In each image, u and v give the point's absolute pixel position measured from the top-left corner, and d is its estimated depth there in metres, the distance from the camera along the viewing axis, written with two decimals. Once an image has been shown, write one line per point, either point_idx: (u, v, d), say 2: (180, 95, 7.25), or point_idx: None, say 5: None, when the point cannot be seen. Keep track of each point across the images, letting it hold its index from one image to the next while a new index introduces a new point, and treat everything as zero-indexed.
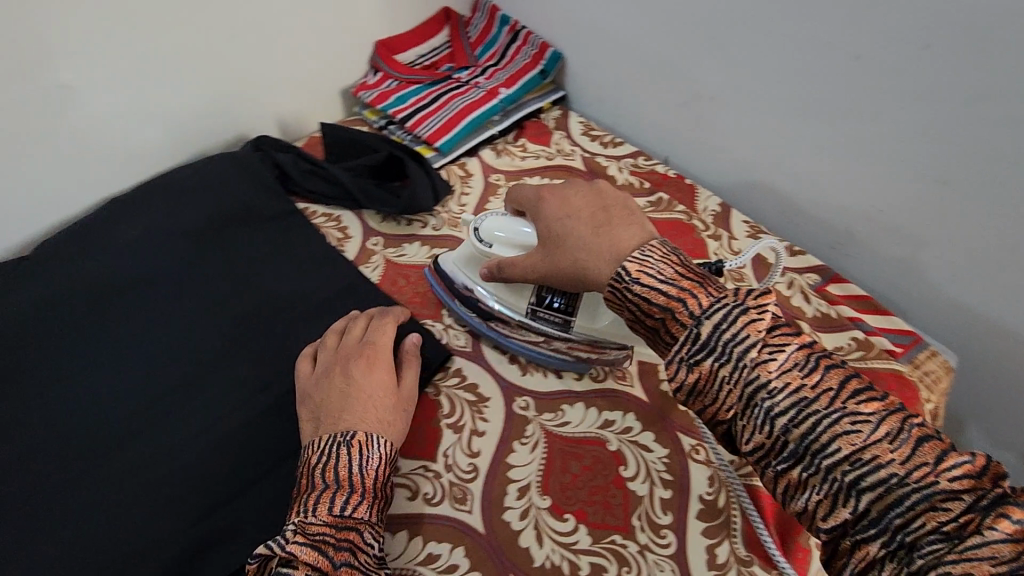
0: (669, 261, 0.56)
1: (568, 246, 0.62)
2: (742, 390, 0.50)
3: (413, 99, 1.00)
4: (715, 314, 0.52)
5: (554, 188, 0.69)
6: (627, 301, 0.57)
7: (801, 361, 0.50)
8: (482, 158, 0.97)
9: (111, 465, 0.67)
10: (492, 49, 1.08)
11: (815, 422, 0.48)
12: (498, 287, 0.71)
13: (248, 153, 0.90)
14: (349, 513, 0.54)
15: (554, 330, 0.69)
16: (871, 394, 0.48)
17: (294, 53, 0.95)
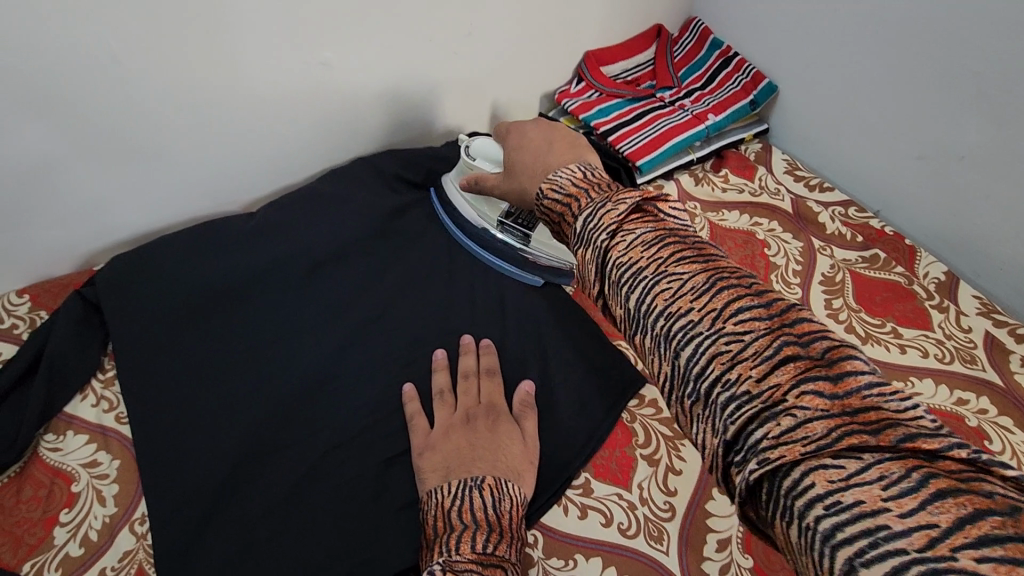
0: (576, 178, 0.54)
1: (516, 167, 0.67)
2: (623, 303, 0.43)
3: (616, 113, 0.99)
4: (590, 213, 0.47)
5: (520, 123, 0.74)
6: (543, 216, 0.56)
7: (699, 285, 0.40)
8: (679, 183, 0.94)
9: (307, 424, 0.67)
10: (699, 71, 1.05)
11: (697, 345, 0.39)
12: (473, 200, 0.81)
13: (459, 145, 0.93)
14: (491, 550, 0.50)
15: (517, 243, 0.79)
16: (778, 321, 0.38)
17: (518, 53, 0.96)
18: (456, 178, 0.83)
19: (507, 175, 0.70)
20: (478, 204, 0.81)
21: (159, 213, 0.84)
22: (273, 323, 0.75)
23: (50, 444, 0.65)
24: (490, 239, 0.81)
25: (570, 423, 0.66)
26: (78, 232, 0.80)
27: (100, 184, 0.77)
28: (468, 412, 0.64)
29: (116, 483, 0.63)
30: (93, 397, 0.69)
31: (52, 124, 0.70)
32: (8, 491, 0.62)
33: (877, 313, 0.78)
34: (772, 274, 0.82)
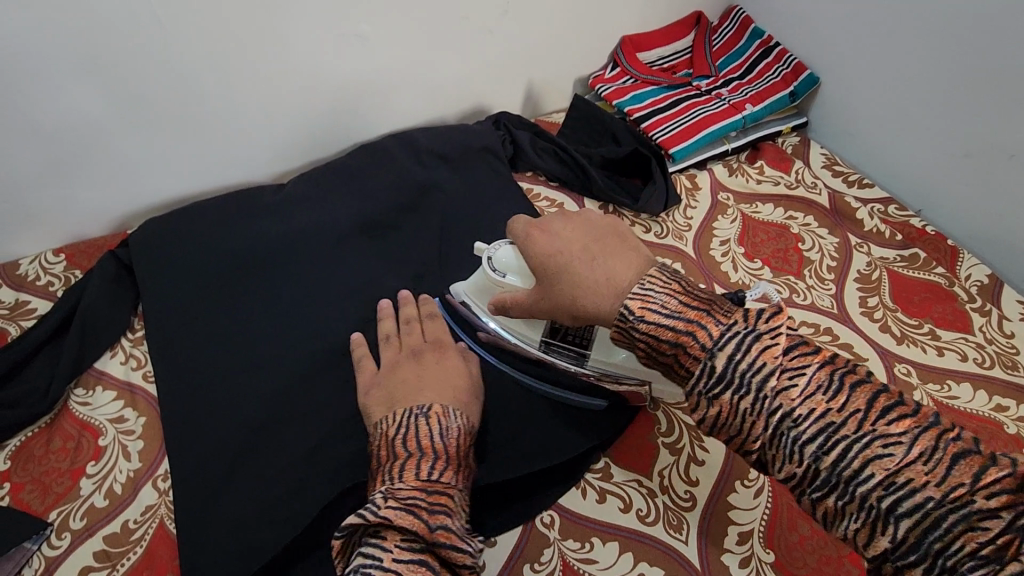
0: (670, 289, 0.50)
1: (564, 279, 0.55)
2: (768, 419, 0.45)
3: (650, 100, 0.97)
4: (729, 345, 0.46)
5: (549, 219, 0.61)
6: (634, 340, 0.51)
7: (824, 383, 0.45)
8: (713, 173, 0.92)
9: (329, 393, 0.67)
10: (738, 60, 1.03)
11: (844, 450, 0.43)
12: (502, 319, 0.64)
13: (491, 124, 0.92)
14: (436, 478, 0.51)
15: (566, 363, 0.63)
16: (903, 410, 0.43)
17: (555, 34, 0.95)
18: (474, 291, 0.67)
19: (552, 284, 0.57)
20: (510, 324, 0.64)
21: (191, 179, 0.85)
22: (299, 293, 0.75)
23: (79, 399, 0.66)
24: (523, 356, 0.65)
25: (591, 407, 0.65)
26: (113, 194, 0.81)
27: (136, 147, 0.78)
28: (416, 349, 0.64)
29: (142, 440, 0.64)
30: (122, 355, 0.70)
31: (93, 83, 0.71)
32: (39, 441, 0.63)
33: (915, 313, 0.75)
34: (805, 269, 0.80)
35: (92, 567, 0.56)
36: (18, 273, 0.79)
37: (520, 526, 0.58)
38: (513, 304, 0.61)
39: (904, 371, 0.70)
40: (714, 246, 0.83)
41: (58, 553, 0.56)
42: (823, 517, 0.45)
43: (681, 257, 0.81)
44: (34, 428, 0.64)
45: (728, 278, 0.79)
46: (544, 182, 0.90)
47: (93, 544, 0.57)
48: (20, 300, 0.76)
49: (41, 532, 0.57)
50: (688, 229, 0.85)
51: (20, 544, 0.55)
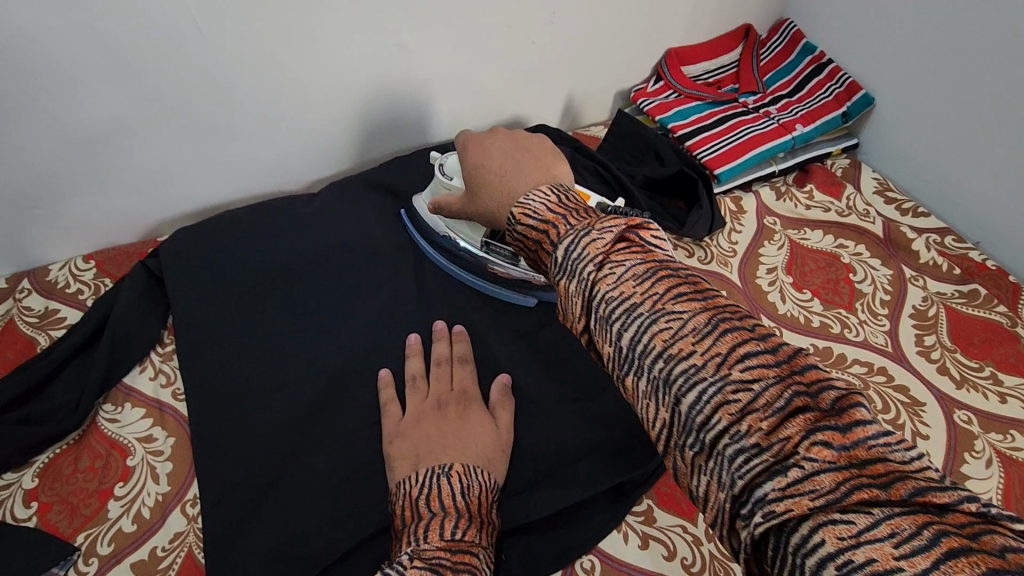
0: (549, 202, 0.52)
1: (483, 189, 0.64)
2: (617, 340, 0.41)
3: (695, 117, 0.93)
4: (567, 241, 0.46)
5: (481, 139, 0.69)
6: (517, 243, 0.54)
7: (700, 326, 0.39)
8: (759, 196, 0.88)
9: (360, 419, 0.65)
10: (787, 77, 0.99)
11: (706, 392, 0.37)
12: (455, 223, 0.75)
13: (529, 139, 0.89)
14: (461, 536, 0.48)
15: (504, 265, 0.73)
16: (769, 360, 0.36)
17: (598, 46, 0.92)
18: (428, 198, 0.77)
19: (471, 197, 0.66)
20: (458, 226, 0.74)
21: (223, 186, 0.83)
22: (330, 311, 0.73)
23: (108, 414, 0.65)
24: (473, 262, 0.75)
25: (634, 449, 0.62)
26: (143, 199, 0.80)
27: (169, 154, 0.76)
28: (442, 399, 0.62)
29: (171, 461, 0.62)
30: (152, 370, 0.69)
31: (127, 88, 0.69)
32: (67, 458, 0.62)
33: (974, 355, 0.71)
34: (857, 302, 0.76)
35: None
36: (47, 279, 0.78)
37: (560, 572, 0.56)
38: (447, 203, 0.71)
39: (964, 418, 0.66)
40: (760, 274, 0.79)
41: None
42: (694, 476, 0.37)
43: (726, 285, 0.78)
44: (62, 444, 0.63)
45: (776, 309, 0.75)
46: None
47: (120, 571, 0.55)
48: (50, 308, 0.75)
49: (68, 556, 0.55)
50: (733, 255, 0.81)
51: (48, 570, 0.54)
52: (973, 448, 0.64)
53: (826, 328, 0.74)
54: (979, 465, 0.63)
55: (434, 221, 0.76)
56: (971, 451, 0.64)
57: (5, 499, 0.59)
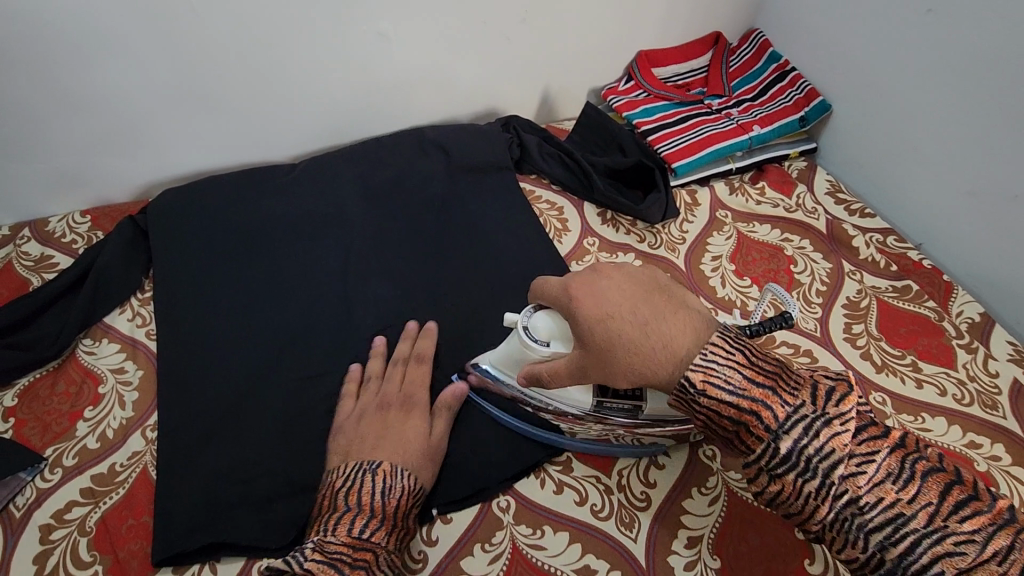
0: (735, 363, 0.48)
1: (616, 347, 0.51)
2: (822, 498, 0.45)
3: (660, 115, 0.99)
4: (797, 429, 0.46)
5: (587, 277, 0.56)
6: (694, 410, 0.50)
7: (894, 470, 0.44)
8: (714, 191, 0.93)
9: (312, 368, 0.71)
10: (752, 82, 1.04)
11: (912, 538, 0.42)
12: (551, 390, 0.60)
13: (498, 126, 0.96)
14: (367, 536, 0.52)
15: (622, 420, 0.60)
16: (939, 475, 0.44)
17: (573, 47, 0.98)
18: (507, 364, 0.62)
19: (582, 349, 0.54)
20: (551, 395, 0.60)
21: (213, 155, 0.90)
22: (298, 270, 0.80)
23: (86, 348, 0.71)
24: (563, 420, 0.63)
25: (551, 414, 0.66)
26: (137, 161, 0.86)
27: (165, 121, 0.84)
28: (388, 400, 0.64)
29: (137, 390, 0.68)
30: (130, 312, 0.75)
31: (127, 58, 0.76)
32: (45, 382, 0.68)
33: (898, 344, 0.75)
34: (793, 290, 0.81)
35: (78, 501, 0.59)
36: (46, 229, 0.85)
37: (478, 505, 0.61)
38: (553, 375, 0.57)
39: (879, 400, 0.70)
40: (705, 261, 0.84)
41: (49, 485, 0.60)
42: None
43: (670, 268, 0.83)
44: (42, 370, 0.69)
45: (715, 293, 0.80)
46: (547, 186, 0.93)
47: (80, 481, 0.60)
48: (45, 254, 0.82)
49: (36, 464, 0.61)
50: (681, 242, 0.86)
51: (16, 473, 0.59)
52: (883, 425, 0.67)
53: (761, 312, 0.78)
54: None
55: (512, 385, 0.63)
56: None
57: None
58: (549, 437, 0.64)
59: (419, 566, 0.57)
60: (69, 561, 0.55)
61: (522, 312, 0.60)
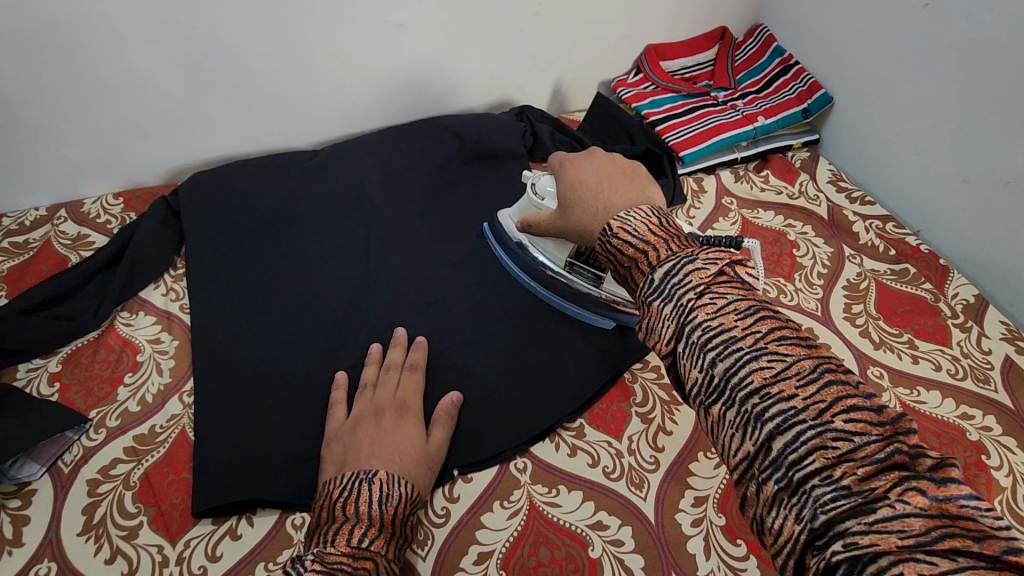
0: (649, 221, 0.53)
1: (578, 195, 0.63)
2: (706, 371, 0.42)
3: (668, 106, 1.02)
4: (671, 263, 0.47)
5: (581, 155, 0.67)
6: (608, 254, 0.54)
7: (804, 371, 0.40)
8: (719, 179, 0.97)
9: (338, 340, 0.74)
10: (757, 76, 1.07)
11: (797, 430, 0.38)
12: (542, 242, 0.74)
13: (512, 115, 0.99)
14: (367, 545, 0.50)
15: (588, 286, 0.73)
16: (872, 417, 0.37)
17: (584, 40, 1.02)
18: (517, 214, 0.78)
19: (559, 214, 0.67)
20: (541, 245, 0.75)
21: (239, 141, 0.94)
22: (322, 250, 0.83)
23: (124, 319, 0.75)
24: (547, 276, 0.76)
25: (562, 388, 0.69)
26: (167, 146, 0.90)
27: (194, 108, 0.88)
28: (381, 405, 0.64)
29: (173, 359, 0.72)
30: (164, 288, 0.79)
31: (161, 47, 0.80)
32: (86, 351, 0.72)
33: (896, 323, 0.78)
34: (796, 272, 0.84)
35: (122, 458, 0.63)
36: (81, 210, 0.89)
37: (497, 467, 0.64)
38: (537, 225, 0.72)
39: (877, 374, 0.74)
40: None
41: (94, 444, 0.64)
42: (755, 505, 0.39)
43: None
44: (82, 340, 0.73)
45: None
46: None
47: (123, 441, 0.64)
48: (82, 234, 0.86)
49: (81, 424, 0.64)
50: (688, 226, 0.90)
51: (64, 432, 0.63)
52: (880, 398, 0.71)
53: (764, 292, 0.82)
54: None
55: (516, 235, 0.78)
56: None
57: (33, 378, 0.69)
58: (533, 286, 0.79)
59: (443, 519, 0.60)
60: (115, 513, 0.59)
61: (530, 179, 0.75)
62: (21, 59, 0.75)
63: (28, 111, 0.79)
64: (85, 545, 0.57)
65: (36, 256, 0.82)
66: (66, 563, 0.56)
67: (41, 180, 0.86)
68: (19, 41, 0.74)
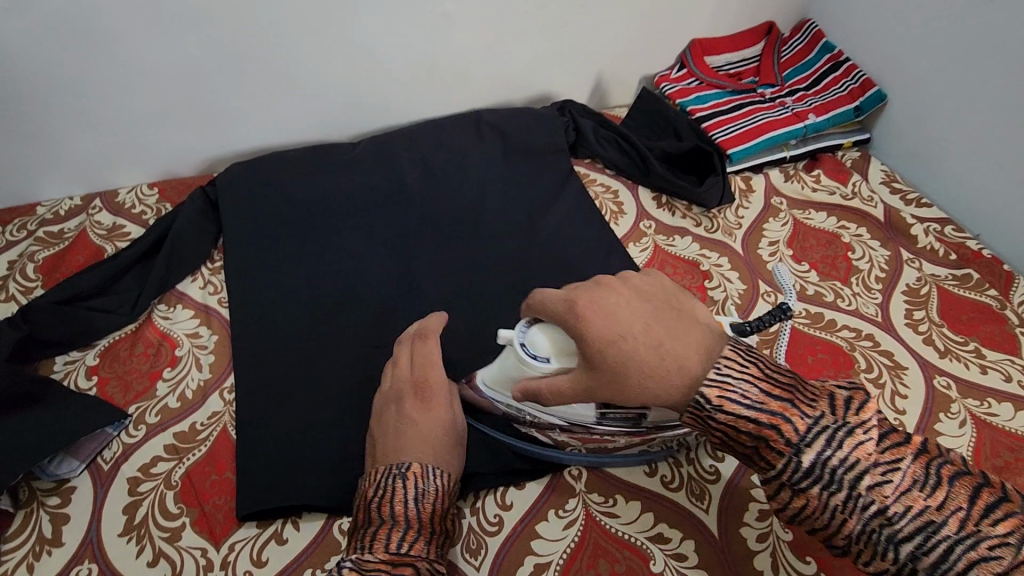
0: (751, 375, 0.45)
1: (631, 364, 0.47)
2: (849, 507, 0.42)
3: (713, 102, 0.99)
4: (817, 441, 0.43)
5: (591, 290, 0.51)
6: (711, 428, 0.47)
7: (919, 477, 0.41)
8: (768, 178, 0.93)
9: (380, 338, 0.72)
10: (806, 72, 1.04)
11: (938, 543, 0.40)
12: (546, 407, 0.56)
13: (554, 109, 0.97)
14: (406, 550, 0.48)
15: (620, 430, 0.57)
16: (1003, 505, 0.40)
17: (629, 33, 0.99)
18: (500, 381, 0.59)
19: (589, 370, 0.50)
20: (550, 409, 0.56)
21: (276, 132, 0.92)
22: (362, 244, 0.81)
23: (161, 313, 0.73)
24: (564, 433, 0.59)
25: None
26: (204, 136, 0.89)
27: (232, 96, 0.85)
28: (400, 389, 0.59)
29: (213, 354, 0.70)
30: (201, 281, 0.77)
31: (202, 33, 0.78)
32: (123, 344, 0.70)
33: (961, 331, 0.75)
34: (852, 276, 0.81)
35: (163, 456, 0.61)
36: (116, 200, 0.87)
37: (549, 474, 0.61)
38: (553, 393, 0.52)
39: (944, 384, 0.70)
40: (763, 246, 0.85)
41: (134, 441, 0.62)
42: None
43: (728, 252, 0.84)
44: (119, 333, 0.71)
45: (774, 277, 0.81)
46: (602, 170, 0.94)
47: (163, 438, 0.62)
48: (117, 224, 0.84)
49: (121, 420, 0.62)
50: (738, 227, 0.87)
51: (103, 428, 0.61)
52: (949, 410, 0.68)
53: (820, 297, 0.78)
54: (953, 424, 0.67)
55: (505, 400, 0.59)
56: (947, 412, 0.68)
57: (70, 371, 0.67)
58: (548, 450, 0.60)
59: (496, 528, 0.57)
60: (157, 513, 0.57)
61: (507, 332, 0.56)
62: (66, 43, 0.73)
63: (69, 97, 0.78)
64: (127, 547, 0.55)
65: (72, 246, 0.81)
66: (108, 565, 0.54)
67: (77, 169, 0.85)
68: (64, 25, 0.72)
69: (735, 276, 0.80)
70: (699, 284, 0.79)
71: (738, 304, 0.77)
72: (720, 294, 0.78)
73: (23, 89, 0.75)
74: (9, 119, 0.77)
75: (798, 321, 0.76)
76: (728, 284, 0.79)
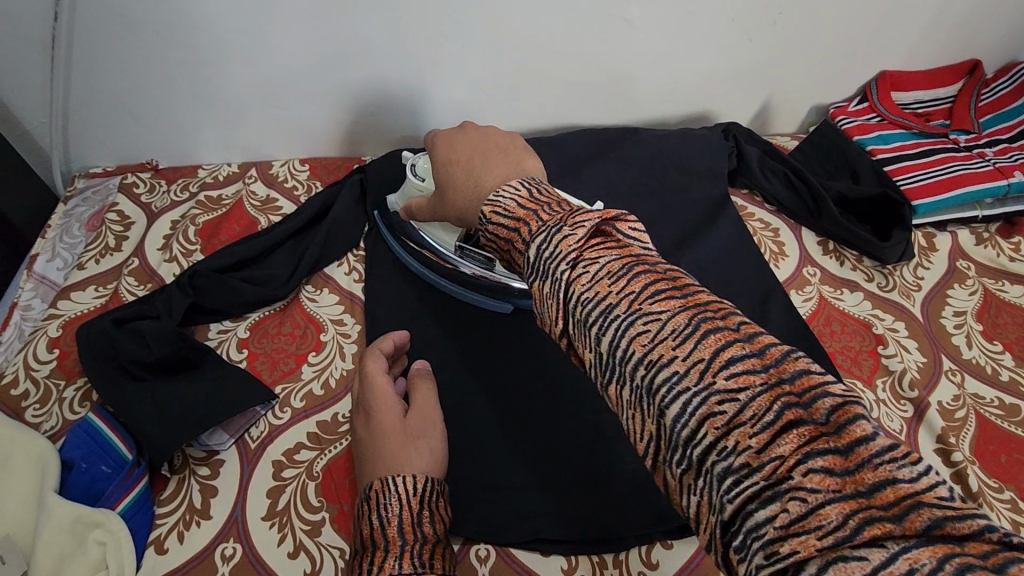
0: (518, 196, 0.45)
1: (451, 184, 0.57)
2: (653, 416, 0.31)
3: (897, 144, 0.89)
4: (542, 234, 0.39)
5: (451, 132, 0.63)
6: (492, 246, 0.47)
7: (763, 411, 0.28)
8: (955, 238, 0.83)
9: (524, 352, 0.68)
10: (1007, 122, 0.92)
11: (753, 490, 0.27)
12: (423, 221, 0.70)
13: (716, 129, 0.89)
14: (374, 569, 0.41)
15: (478, 268, 0.69)
16: (879, 468, 0.25)
17: (814, 58, 0.91)
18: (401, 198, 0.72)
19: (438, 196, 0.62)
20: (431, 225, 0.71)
21: (429, 121, 0.90)
22: None
23: (308, 294, 0.73)
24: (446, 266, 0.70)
25: None
26: (359, 118, 0.88)
27: (396, 82, 0.84)
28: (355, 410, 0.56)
29: (356, 345, 0.69)
30: (347, 266, 0.76)
31: (383, 15, 0.76)
32: (272, 321, 0.70)
33: None
34: None
35: (306, 444, 0.60)
36: (271, 172, 0.89)
37: (699, 539, 0.56)
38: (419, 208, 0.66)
39: None
40: (946, 315, 0.75)
41: (280, 424, 0.62)
42: None
43: (906, 316, 0.75)
44: (269, 308, 0.71)
45: (960, 354, 0.71)
46: (761, 203, 0.87)
47: (306, 426, 0.62)
48: (270, 197, 0.85)
49: (270, 400, 0.62)
50: (917, 289, 0.78)
51: (254, 406, 0.61)
52: None
53: (1016, 385, 0.69)
54: None
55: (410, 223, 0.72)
56: None
57: (223, 342, 0.68)
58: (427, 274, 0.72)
59: None
60: (300, 503, 0.57)
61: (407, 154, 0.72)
62: (255, 14, 0.73)
63: (247, 68, 0.78)
64: (270, 534, 0.55)
65: (229, 214, 0.82)
66: (252, 549, 0.54)
67: (241, 137, 0.87)
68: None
69: (914, 347, 0.72)
70: (872, 349, 0.71)
71: (917, 378, 0.69)
72: (898, 364, 0.70)
73: (212, 57, 0.76)
74: (193, 82, 0.79)
75: (988, 411, 0.67)
76: (907, 353, 0.71)
